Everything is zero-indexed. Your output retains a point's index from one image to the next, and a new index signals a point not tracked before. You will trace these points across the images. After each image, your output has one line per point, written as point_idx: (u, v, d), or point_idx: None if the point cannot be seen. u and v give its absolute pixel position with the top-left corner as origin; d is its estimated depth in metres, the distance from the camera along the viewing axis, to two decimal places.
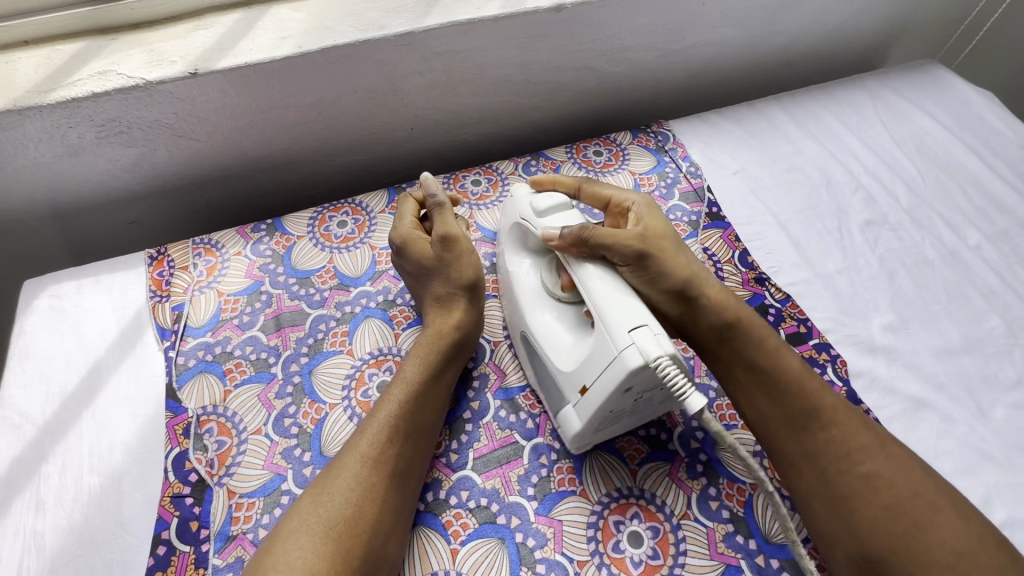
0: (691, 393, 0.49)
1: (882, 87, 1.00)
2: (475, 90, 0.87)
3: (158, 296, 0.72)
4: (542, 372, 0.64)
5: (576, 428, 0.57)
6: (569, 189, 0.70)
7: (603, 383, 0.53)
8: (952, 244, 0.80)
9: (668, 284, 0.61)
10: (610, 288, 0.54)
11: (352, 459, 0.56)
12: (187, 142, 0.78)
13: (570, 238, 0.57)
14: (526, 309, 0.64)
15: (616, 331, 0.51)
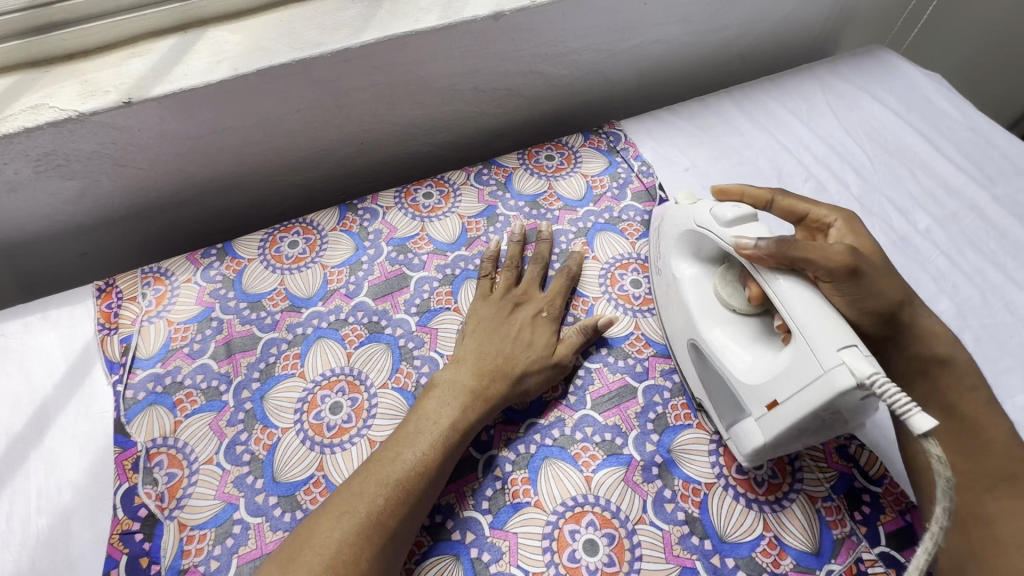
0: (914, 413, 0.45)
1: (831, 75, 1.01)
2: (423, 101, 0.86)
3: (106, 328, 0.71)
4: (711, 382, 0.62)
5: (757, 442, 0.56)
6: (763, 201, 0.69)
7: (805, 398, 0.51)
8: (901, 229, 0.81)
9: (873, 306, 0.57)
10: (810, 305, 0.52)
11: (355, 515, 0.52)
12: (129, 171, 0.77)
13: (767, 249, 0.55)
14: (697, 319, 0.63)
15: (823, 348, 0.50)
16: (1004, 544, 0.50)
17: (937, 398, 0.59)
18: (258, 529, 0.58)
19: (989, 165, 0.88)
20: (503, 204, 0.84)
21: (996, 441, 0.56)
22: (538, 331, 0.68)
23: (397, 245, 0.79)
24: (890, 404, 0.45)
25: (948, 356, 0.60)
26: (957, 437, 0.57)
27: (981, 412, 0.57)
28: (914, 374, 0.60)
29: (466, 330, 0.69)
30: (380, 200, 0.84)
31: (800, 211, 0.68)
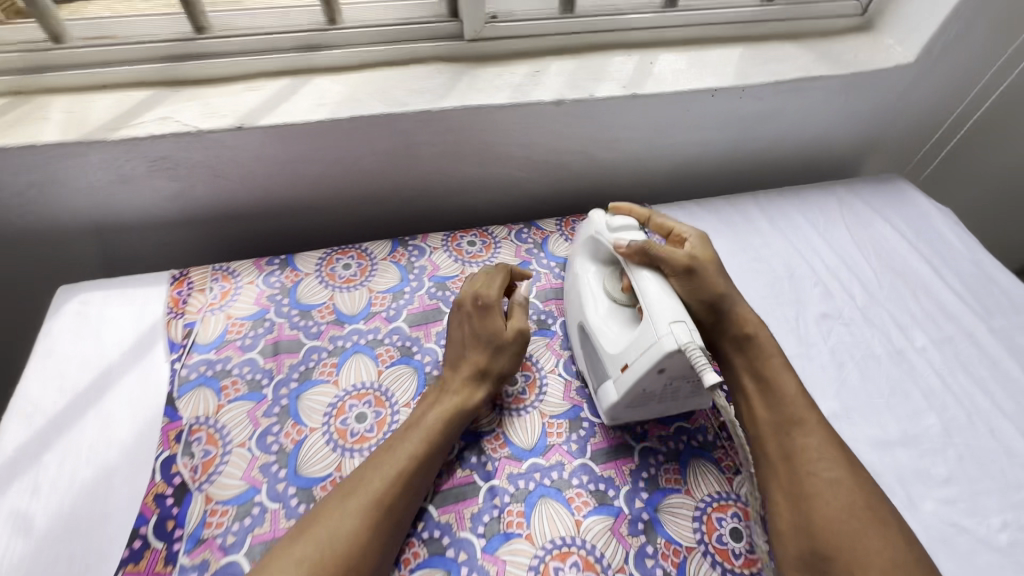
0: (710, 369, 0.60)
1: (850, 195, 1.11)
2: (482, 162, 0.98)
3: (174, 312, 0.81)
4: (590, 355, 0.76)
5: (612, 399, 0.70)
6: (641, 217, 0.84)
7: (643, 360, 0.65)
8: (898, 343, 0.87)
9: (706, 296, 0.74)
10: (659, 291, 0.68)
11: (353, 502, 0.60)
12: (223, 182, 0.89)
13: (634, 248, 0.73)
14: (586, 306, 0.77)
15: (659, 321, 0.65)
16: (801, 478, 0.63)
17: (749, 367, 0.72)
18: (274, 515, 0.64)
19: (988, 298, 0.95)
20: (536, 261, 0.93)
21: (788, 393, 0.68)
22: (479, 321, 0.76)
23: (438, 282, 0.88)
24: (694, 363, 0.61)
25: (753, 334, 0.73)
26: (762, 394, 0.70)
27: (775, 371, 0.70)
28: (733, 348, 0.74)
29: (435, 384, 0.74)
30: (429, 240, 0.94)
31: (666, 229, 0.83)
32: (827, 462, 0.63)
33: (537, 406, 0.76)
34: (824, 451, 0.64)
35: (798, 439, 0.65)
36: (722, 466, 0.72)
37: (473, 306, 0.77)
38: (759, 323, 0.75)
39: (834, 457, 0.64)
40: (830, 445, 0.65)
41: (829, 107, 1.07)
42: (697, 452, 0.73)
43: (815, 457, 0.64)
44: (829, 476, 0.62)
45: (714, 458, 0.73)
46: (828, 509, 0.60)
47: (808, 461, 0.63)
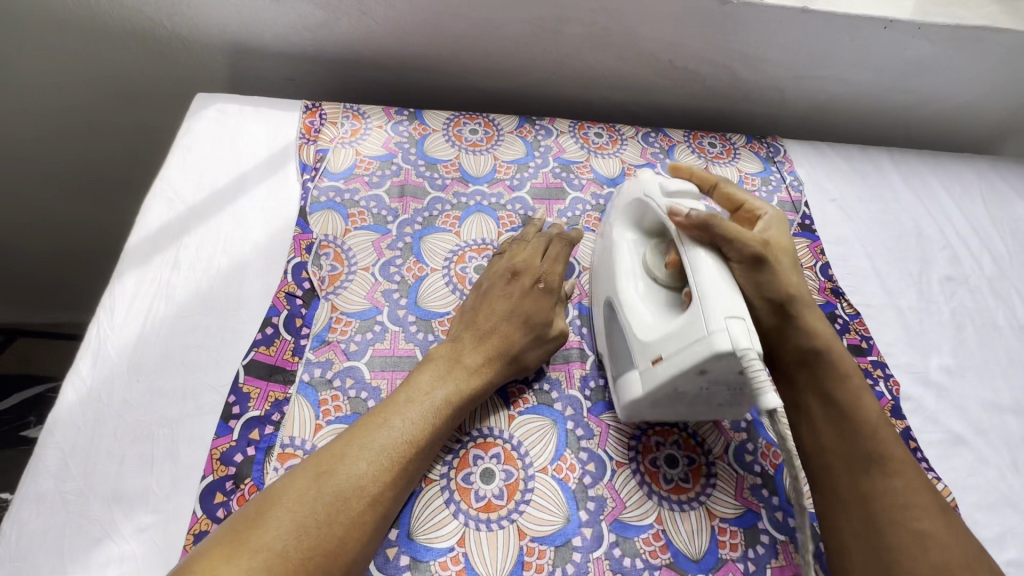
0: (767, 391, 0.49)
1: (991, 170, 1.04)
2: (623, 56, 0.94)
3: (306, 138, 0.81)
4: (615, 337, 0.64)
5: (635, 394, 0.58)
6: (705, 182, 0.69)
7: (683, 357, 0.52)
8: (1023, 320, 0.83)
9: (774, 298, 0.59)
10: (718, 278, 0.53)
11: (385, 435, 0.54)
12: (367, 21, 0.87)
13: (695, 221, 0.56)
14: (618, 278, 0.64)
15: (713, 313, 0.51)
16: None
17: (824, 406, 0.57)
18: (394, 335, 0.66)
19: None
20: (661, 165, 0.91)
21: (901, 472, 0.53)
22: (539, 296, 0.67)
23: (562, 163, 0.86)
24: (750, 377, 0.49)
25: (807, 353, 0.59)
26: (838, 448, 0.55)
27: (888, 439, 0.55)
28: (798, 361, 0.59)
29: (465, 307, 0.67)
30: (556, 123, 0.92)
31: (738, 201, 0.69)
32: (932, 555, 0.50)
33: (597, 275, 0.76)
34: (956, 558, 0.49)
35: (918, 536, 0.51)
36: None
37: (533, 281, 0.68)
38: (833, 335, 0.60)
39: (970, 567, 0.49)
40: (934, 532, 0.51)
41: (998, 70, 0.99)
42: None
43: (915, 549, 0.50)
44: None
45: None
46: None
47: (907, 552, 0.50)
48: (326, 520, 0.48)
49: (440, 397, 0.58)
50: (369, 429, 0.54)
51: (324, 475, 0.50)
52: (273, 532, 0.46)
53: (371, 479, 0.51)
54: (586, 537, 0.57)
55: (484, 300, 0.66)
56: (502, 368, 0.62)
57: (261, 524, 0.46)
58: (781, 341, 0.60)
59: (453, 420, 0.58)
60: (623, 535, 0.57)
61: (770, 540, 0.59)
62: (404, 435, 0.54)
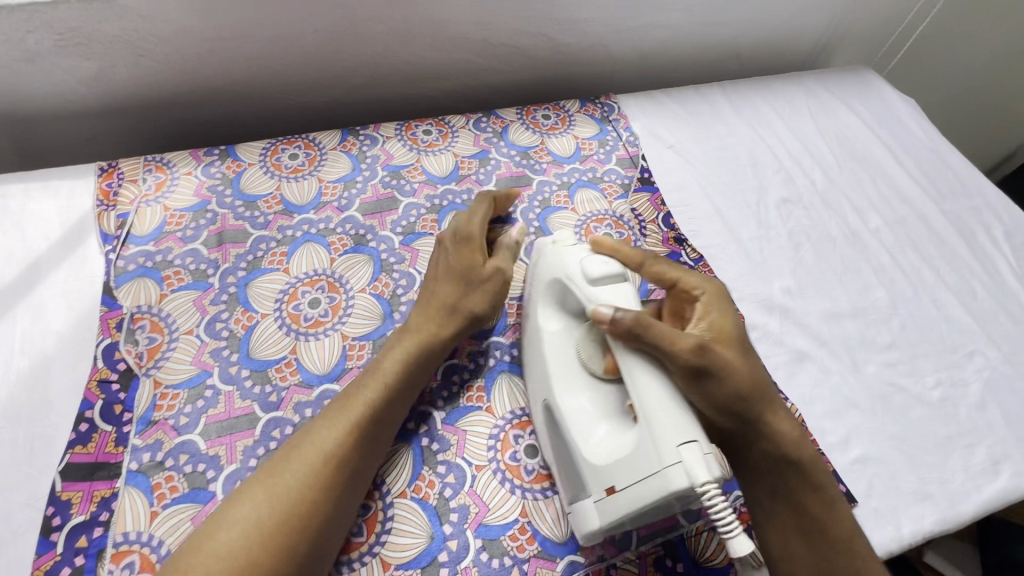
0: (737, 537, 0.47)
1: (817, 84, 1.08)
2: (435, 44, 0.91)
3: (104, 205, 0.75)
4: (562, 455, 0.59)
5: (592, 526, 0.54)
6: (635, 261, 0.65)
7: (638, 492, 0.49)
8: (854, 225, 0.88)
9: (726, 403, 0.56)
10: (663, 395, 0.50)
11: (283, 480, 0.52)
12: (145, 62, 0.79)
13: (622, 325, 0.53)
14: (553, 389, 0.59)
15: (664, 445, 0.48)
16: None
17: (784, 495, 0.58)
18: (229, 396, 0.63)
19: (942, 183, 0.96)
20: (496, 149, 0.89)
21: (839, 536, 0.56)
22: (459, 255, 0.67)
23: (392, 171, 0.84)
24: (712, 510, 0.47)
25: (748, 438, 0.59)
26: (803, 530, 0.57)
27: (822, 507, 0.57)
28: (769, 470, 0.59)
29: (426, 273, 0.69)
30: (381, 129, 0.88)
31: (669, 279, 0.64)
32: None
33: None
34: None
35: None
36: None
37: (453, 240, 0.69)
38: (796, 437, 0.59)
39: None
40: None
41: None
42: None
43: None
44: None
45: None
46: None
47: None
48: (294, 494, 0.51)
49: (390, 369, 0.60)
50: (338, 407, 0.57)
51: (293, 454, 0.54)
52: (247, 505, 0.50)
53: (336, 455, 0.54)
54: (452, 551, 0.57)
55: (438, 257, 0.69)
56: (460, 325, 0.65)
57: (236, 496, 0.51)
58: (746, 445, 0.58)
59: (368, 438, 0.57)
60: (488, 538, 0.58)
61: None
62: (366, 412, 0.57)
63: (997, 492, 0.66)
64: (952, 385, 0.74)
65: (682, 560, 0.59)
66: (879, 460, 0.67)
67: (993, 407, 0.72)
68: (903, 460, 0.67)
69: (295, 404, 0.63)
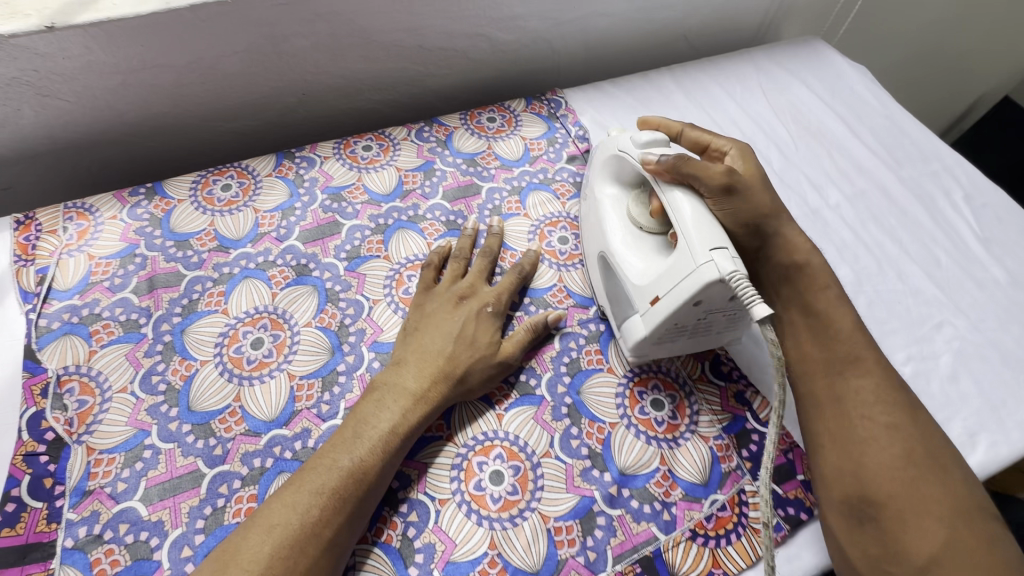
0: (756, 302, 0.51)
1: (768, 61, 1.06)
2: (367, 55, 0.86)
3: (22, 260, 0.69)
4: (611, 285, 0.68)
5: (637, 335, 0.62)
6: (671, 132, 0.72)
7: (676, 293, 0.56)
8: (814, 204, 0.86)
9: (748, 220, 0.62)
10: (693, 212, 0.58)
11: (256, 552, 0.48)
12: (53, 102, 0.74)
13: (665, 164, 0.60)
14: (607, 232, 0.68)
15: (696, 246, 0.55)
16: (853, 419, 0.55)
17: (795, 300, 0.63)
18: (170, 455, 0.59)
19: (898, 150, 0.94)
20: (441, 160, 0.85)
21: (842, 329, 0.60)
22: (481, 326, 0.65)
23: (332, 193, 0.80)
24: (740, 294, 0.52)
25: (805, 262, 0.64)
26: (813, 330, 0.61)
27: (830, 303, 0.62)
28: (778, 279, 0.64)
29: (409, 324, 0.66)
30: (318, 149, 0.84)
31: (703, 143, 0.71)
32: (884, 406, 0.55)
33: (396, 300, 0.71)
34: (880, 392, 0.56)
35: (850, 379, 0.58)
36: None
37: (480, 307, 0.66)
38: (810, 247, 0.65)
39: (893, 400, 0.56)
40: (884, 382, 0.57)
41: None
42: None
43: (869, 399, 0.56)
44: (887, 419, 0.54)
45: None
46: (882, 456, 0.53)
47: (858, 402, 0.56)
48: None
49: (384, 427, 0.57)
50: (318, 471, 0.53)
51: (276, 527, 0.49)
52: None
53: (324, 522, 0.51)
54: None
55: (436, 319, 0.65)
56: (448, 391, 0.61)
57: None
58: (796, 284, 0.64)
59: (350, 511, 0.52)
60: None
61: (606, 521, 0.59)
62: (352, 474, 0.54)
63: (976, 467, 0.64)
64: (923, 359, 0.72)
65: None
66: None
67: (966, 378, 0.71)
68: None
69: (242, 455, 0.59)
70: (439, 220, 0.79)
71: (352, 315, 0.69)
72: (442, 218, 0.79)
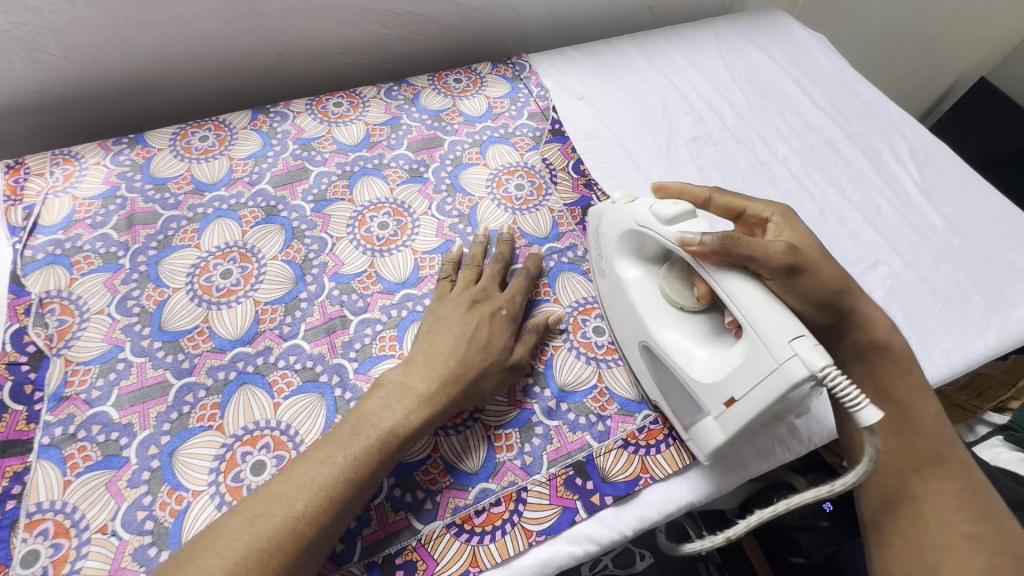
0: (865, 407, 0.44)
1: (729, 29, 1.10)
2: (338, 18, 0.91)
3: (10, 199, 0.75)
4: (665, 383, 0.62)
5: (718, 441, 0.56)
6: (698, 199, 0.66)
7: (762, 394, 0.51)
8: (762, 156, 0.91)
9: (820, 299, 0.57)
10: (759, 301, 0.51)
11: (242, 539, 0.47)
12: (42, 56, 0.79)
13: (711, 246, 0.53)
14: (647, 322, 0.62)
15: (774, 342, 0.49)
16: (929, 522, 0.56)
17: (873, 381, 0.62)
18: (141, 367, 0.64)
19: (848, 109, 0.99)
20: (408, 116, 0.90)
21: (925, 422, 0.61)
22: (494, 328, 0.64)
23: (302, 144, 0.85)
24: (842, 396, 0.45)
25: (886, 342, 0.62)
26: (894, 419, 0.61)
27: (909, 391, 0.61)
28: (853, 357, 0.63)
29: (421, 330, 0.65)
30: (291, 105, 0.89)
31: (737, 208, 0.65)
32: (967, 514, 0.56)
33: (359, 238, 0.76)
34: (960, 499, 0.57)
35: (928, 479, 0.58)
36: (589, 276, 0.76)
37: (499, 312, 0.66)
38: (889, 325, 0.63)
39: (972, 507, 0.57)
40: (968, 488, 0.58)
41: None
42: (566, 267, 0.77)
43: (950, 505, 0.57)
44: (969, 529, 0.55)
45: (583, 270, 0.77)
46: (961, 569, 0.53)
47: (938, 506, 0.57)
48: (256, 565, 0.46)
49: (384, 427, 0.55)
50: (309, 465, 0.52)
51: (259, 517, 0.48)
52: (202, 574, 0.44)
53: (306, 519, 0.49)
54: None
55: (447, 323, 0.64)
56: (457, 394, 0.59)
57: (184, 573, 0.44)
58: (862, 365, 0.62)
59: (339, 509, 0.50)
60: (401, 475, 0.59)
61: (544, 430, 0.63)
62: (344, 472, 0.52)
63: None
64: None
65: (592, 477, 0.61)
66: None
67: (896, 310, 0.75)
68: None
69: (208, 368, 0.64)
70: (402, 168, 0.84)
71: (317, 251, 0.75)
72: (405, 166, 0.84)
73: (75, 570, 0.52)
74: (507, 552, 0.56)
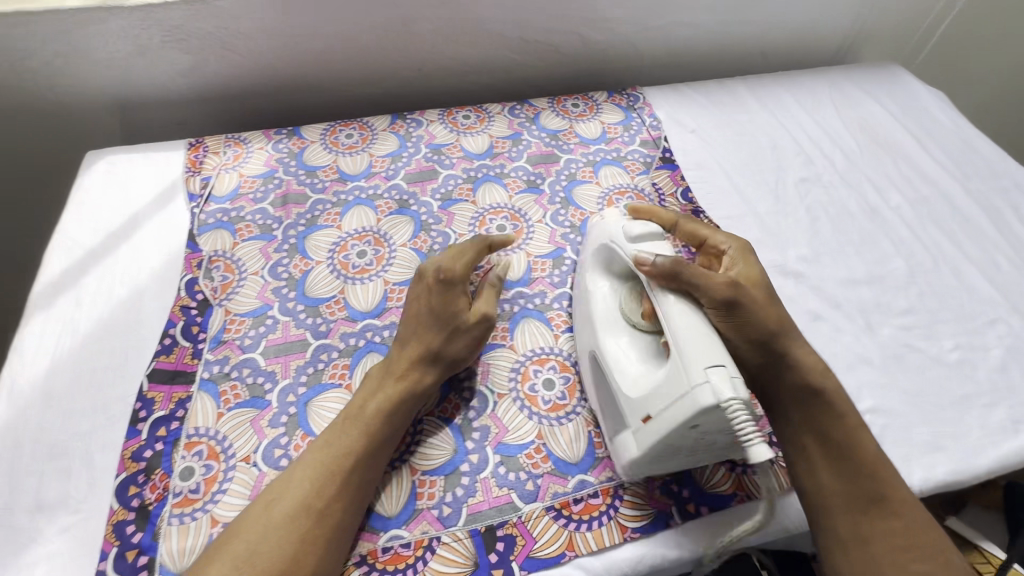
0: (756, 443, 0.49)
1: (843, 78, 1.12)
2: (476, 42, 1.01)
3: (191, 171, 0.87)
4: (605, 392, 0.63)
5: (631, 455, 0.58)
6: (665, 221, 0.71)
7: (671, 415, 0.52)
8: (874, 203, 0.91)
9: (749, 333, 0.62)
10: (691, 325, 0.54)
11: (280, 508, 0.54)
12: (231, 55, 0.93)
13: (662, 268, 0.57)
14: (597, 331, 0.64)
15: (691, 367, 0.51)
16: (882, 566, 0.56)
17: (812, 426, 0.62)
18: (286, 324, 0.72)
19: (968, 165, 0.97)
20: (528, 132, 0.98)
21: (868, 459, 0.60)
22: (441, 295, 0.66)
23: (434, 148, 0.94)
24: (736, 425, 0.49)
25: (820, 387, 0.63)
26: (830, 457, 0.60)
27: (858, 433, 0.61)
28: (790, 401, 0.63)
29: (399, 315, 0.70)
30: (426, 114, 0.99)
31: (700, 236, 0.70)
32: (914, 552, 0.56)
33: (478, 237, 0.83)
34: (909, 537, 0.57)
35: (876, 520, 0.58)
36: None
37: (442, 279, 0.67)
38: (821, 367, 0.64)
39: (924, 546, 0.56)
40: (918, 524, 0.58)
41: None
42: None
43: (899, 544, 0.56)
44: (920, 569, 0.55)
45: None
46: None
47: (889, 548, 0.56)
48: (282, 535, 0.52)
49: (371, 410, 0.60)
50: (311, 450, 0.58)
51: (275, 499, 0.55)
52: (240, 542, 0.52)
53: (316, 495, 0.55)
54: (472, 462, 0.62)
55: (410, 302, 0.68)
56: (423, 366, 0.63)
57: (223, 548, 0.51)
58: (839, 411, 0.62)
59: (355, 481, 0.57)
60: (507, 455, 0.63)
61: None
62: (347, 452, 0.57)
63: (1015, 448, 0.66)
64: (971, 348, 0.75)
65: (687, 487, 0.62)
66: (889, 415, 0.68)
67: (1016, 370, 0.73)
68: (915, 412, 0.69)
69: (341, 333, 0.72)
70: (521, 178, 0.91)
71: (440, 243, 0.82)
72: (524, 177, 0.91)
73: (222, 489, 0.60)
74: (602, 542, 0.58)
